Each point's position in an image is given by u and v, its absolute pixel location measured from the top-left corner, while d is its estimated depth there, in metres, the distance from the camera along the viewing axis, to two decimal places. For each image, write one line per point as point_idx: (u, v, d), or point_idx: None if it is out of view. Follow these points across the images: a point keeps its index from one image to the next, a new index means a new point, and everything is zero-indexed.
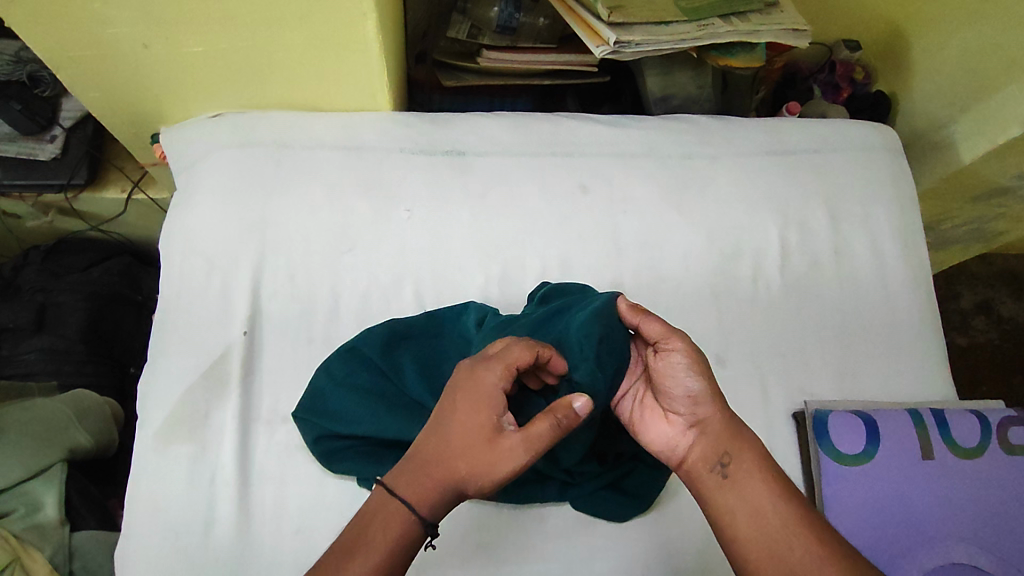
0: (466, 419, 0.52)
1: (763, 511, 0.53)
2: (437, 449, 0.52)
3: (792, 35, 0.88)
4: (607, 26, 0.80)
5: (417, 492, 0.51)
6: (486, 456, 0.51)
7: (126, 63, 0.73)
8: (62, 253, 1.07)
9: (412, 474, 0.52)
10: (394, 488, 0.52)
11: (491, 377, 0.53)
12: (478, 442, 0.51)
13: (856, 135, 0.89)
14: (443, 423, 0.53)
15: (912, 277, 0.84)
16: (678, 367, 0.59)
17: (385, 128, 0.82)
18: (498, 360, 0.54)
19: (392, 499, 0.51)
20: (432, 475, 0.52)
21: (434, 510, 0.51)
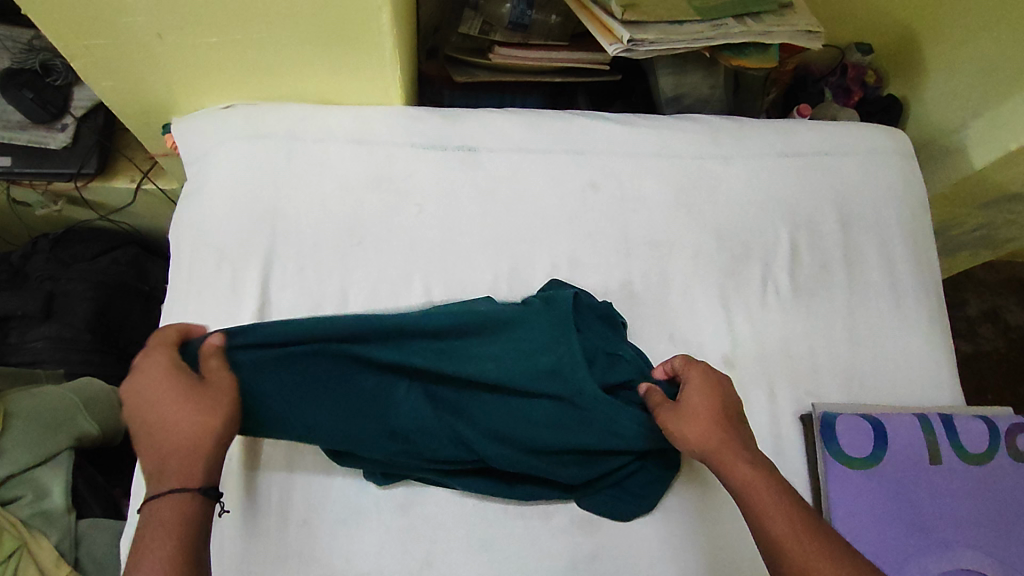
0: (158, 399, 0.52)
1: (770, 523, 0.52)
2: (155, 435, 0.51)
3: (806, 37, 0.87)
4: (621, 24, 0.80)
5: (172, 476, 0.49)
6: (202, 408, 0.52)
7: (140, 53, 0.73)
8: (70, 242, 1.08)
9: (160, 470, 0.50)
10: (153, 499, 0.49)
11: (165, 355, 0.55)
12: (180, 405, 0.51)
13: (868, 138, 0.89)
14: (142, 411, 0.52)
15: (921, 281, 0.84)
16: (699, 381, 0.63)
17: (396, 122, 0.82)
18: (157, 345, 0.56)
19: (157, 503, 0.48)
20: (165, 453, 0.50)
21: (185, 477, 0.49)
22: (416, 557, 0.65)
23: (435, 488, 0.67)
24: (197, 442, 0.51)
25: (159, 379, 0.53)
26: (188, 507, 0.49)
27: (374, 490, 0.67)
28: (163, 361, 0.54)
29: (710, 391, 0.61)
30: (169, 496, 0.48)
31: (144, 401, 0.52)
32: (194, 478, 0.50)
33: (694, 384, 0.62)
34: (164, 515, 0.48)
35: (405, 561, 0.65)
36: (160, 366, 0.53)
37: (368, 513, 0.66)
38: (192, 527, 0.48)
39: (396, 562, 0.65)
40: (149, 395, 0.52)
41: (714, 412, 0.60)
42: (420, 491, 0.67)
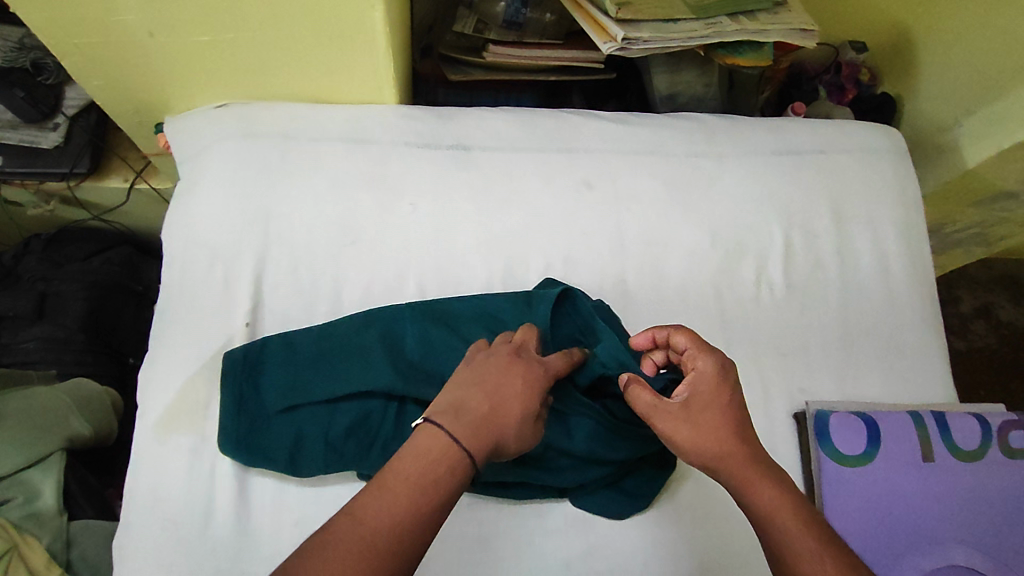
0: (510, 380, 0.52)
1: (795, 553, 0.47)
2: (499, 405, 0.50)
3: (800, 35, 0.87)
4: (615, 22, 0.80)
5: (466, 436, 0.48)
6: (531, 396, 0.52)
7: (131, 51, 0.72)
8: (63, 242, 1.07)
9: (463, 411, 0.49)
10: (442, 437, 0.47)
11: (512, 344, 0.56)
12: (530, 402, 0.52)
13: (862, 137, 0.89)
14: (469, 372, 0.53)
15: (914, 279, 0.84)
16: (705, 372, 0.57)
17: (390, 121, 0.82)
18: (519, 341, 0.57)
19: (451, 447, 0.47)
20: (492, 425, 0.49)
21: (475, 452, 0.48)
22: None
23: None
24: (512, 416, 0.51)
25: (508, 358, 0.54)
26: (467, 461, 0.47)
27: None
28: (516, 350, 0.55)
29: (719, 391, 0.55)
30: (452, 441, 0.48)
31: (477, 368, 0.53)
32: (490, 441, 0.49)
33: (702, 383, 0.56)
34: (433, 454, 0.47)
35: None
36: (512, 363, 0.53)
37: None
38: (444, 490, 0.46)
39: None
40: (498, 370, 0.53)
41: (725, 421, 0.54)
42: None
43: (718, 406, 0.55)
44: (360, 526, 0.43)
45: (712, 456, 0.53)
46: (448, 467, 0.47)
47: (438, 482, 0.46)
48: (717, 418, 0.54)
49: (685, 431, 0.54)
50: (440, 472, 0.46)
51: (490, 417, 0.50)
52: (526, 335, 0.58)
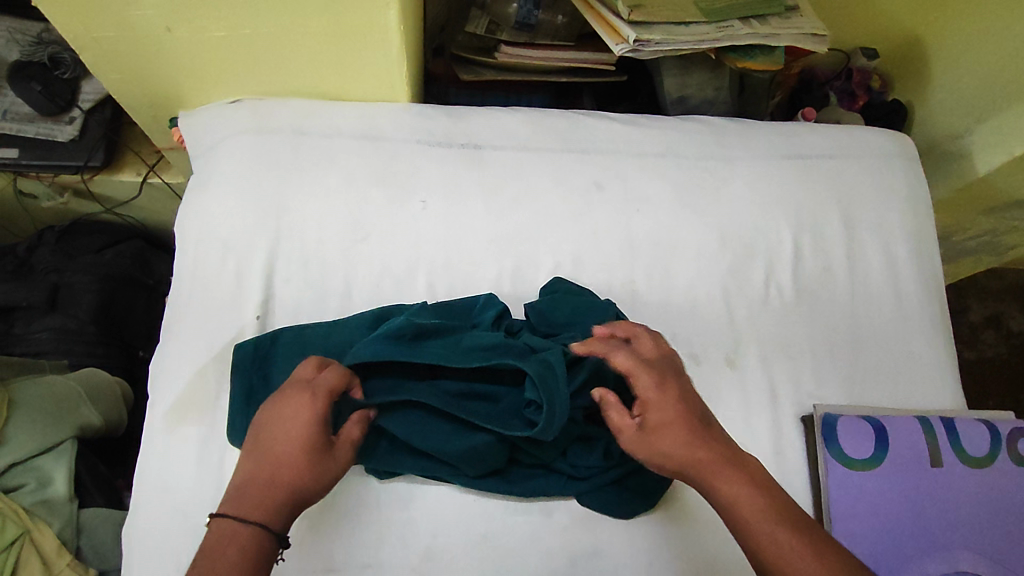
0: (281, 436, 0.55)
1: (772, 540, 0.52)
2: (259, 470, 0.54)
3: (811, 40, 0.88)
4: (627, 24, 0.80)
5: (252, 512, 0.52)
6: (319, 467, 0.55)
7: (149, 46, 0.73)
8: (76, 235, 1.08)
9: (243, 498, 0.53)
10: (236, 516, 0.52)
11: (313, 400, 0.57)
12: (305, 459, 0.55)
13: (873, 142, 0.89)
14: (268, 447, 0.55)
15: (924, 285, 0.84)
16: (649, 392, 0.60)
17: (403, 119, 0.82)
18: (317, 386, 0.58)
19: (240, 526, 0.51)
20: (266, 494, 0.53)
21: (279, 521, 0.53)
22: (416, 551, 0.65)
23: (436, 483, 0.67)
24: (293, 489, 0.54)
25: (297, 428, 0.55)
26: (262, 545, 0.51)
27: (375, 483, 0.67)
28: (315, 410, 0.56)
29: (667, 406, 0.59)
30: (244, 531, 0.51)
31: (269, 444, 0.55)
32: (270, 519, 0.52)
33: (652, 405, 0.60)
34: (229, 545, 0.50)
35: (405, 554, 0.65)
36: (295, 416, 0.56)
37: (368, 506, 0.66)
38: (257, 562, 0.50)
39: (396, 556, 0.65)
40: (281, 445, 0.55)
41: (686, 425, 0.58)
42: (421, 486, 0.67)
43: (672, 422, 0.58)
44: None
45: (685, 460, 0.57)
46: (245, 558, 0.50)
47: (245, 572, 0.49)
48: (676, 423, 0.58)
49: (654, 443, 0.58)
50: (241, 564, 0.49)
51: (281, 500, 0.53)
52: (329, 387, 0.58)
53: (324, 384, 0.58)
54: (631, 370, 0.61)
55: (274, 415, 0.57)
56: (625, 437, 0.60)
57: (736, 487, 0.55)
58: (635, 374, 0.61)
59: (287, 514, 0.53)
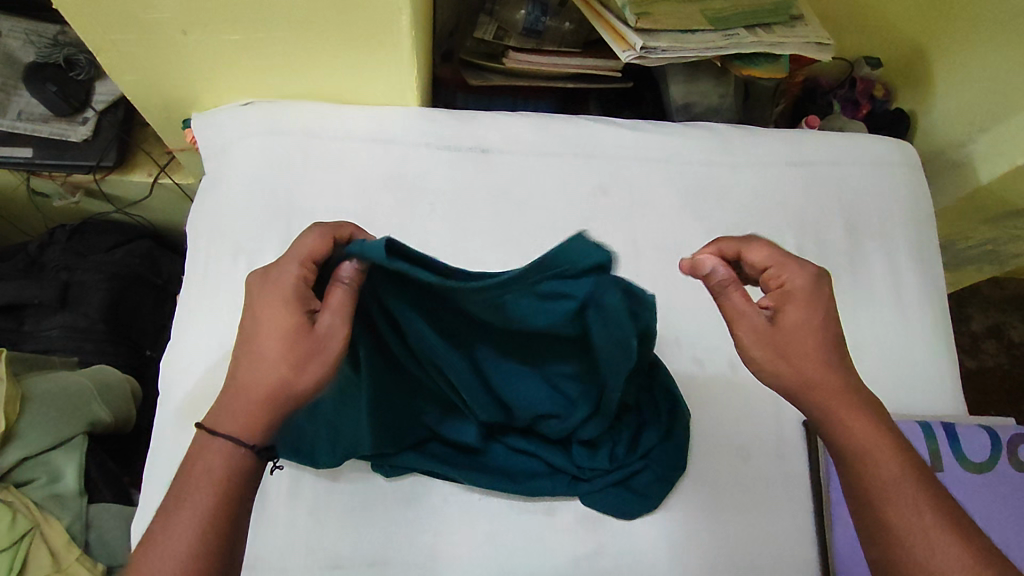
0: (265, 324, 0.53)
1: (885, 475, 0.54)
2: (246, 365, 0.53)
3: (816, 48, 0.88)
4: (634, 32, 0.81)
5: (234, 413, 0.51)
6: (297, 352, 0.52)
7: (165, 48, 0.75)
8: (86, 234, 1.10)
9: (227, 399, 0.52)
10: (216, 419, 0.52)
11: (289, 272, 0.53)
12: (285, 343, 0.52)
13: (877, 151, 0.90)
14: (251, 336, 0.53)
15: (926, 292, 0.84)
16: (797, 290, 0.58)
17: (412, 123, 0.84)
18: (293, 258, 0.53)
19: (219, 430, 0.51)
20: (249, 391, 0.52)
21: (262, 421, 0.51)
22: (421, 549, 0.66)
23: (441, 482, 0.68)
24: (272, 383, 0.51)
25: (272, 314, 0.52)
26: (237, 453, 0.51)
27: (381, 482, 0.67)
28: (287, 285, 0.53)
29: (805, 308, 0.58)
30: (220, 436, 0.51)
31: (251, 336, 0.53)
32: (247, 420, 0.51)
33: (793, 296, 0.58)
34: (208, 452, 0.51)
35: (410, 552, 0.66)
36: (278, 298, 0.53)
37: (375, 503, 0.67)
38: (239, 467, 0.51)
39: (402, 553, 0.65)
40: (260, 334, 0.53)
41: (818, 340, 0.57)
42: (426, 485, 0.68)
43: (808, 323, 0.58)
44: (158, 546, 0.47)
45: (804, 380, 0.57)
46: (219, 466, 0.50)
47: (224, 476, 0.50)
48: (809, 346, 0.57)
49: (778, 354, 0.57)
50: (215, 473, 0.50)
51: (258, 398, 0.52)
52: (309, 253, 0.53)
53: (299, 253, 0.53)
54: (778, 269, 0.59)
55: (258, 298, 0.54)
56: (746, 321, 0.57)
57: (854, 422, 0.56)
58: (778, 268, 0.59)
59: (270, 409, 0.52)
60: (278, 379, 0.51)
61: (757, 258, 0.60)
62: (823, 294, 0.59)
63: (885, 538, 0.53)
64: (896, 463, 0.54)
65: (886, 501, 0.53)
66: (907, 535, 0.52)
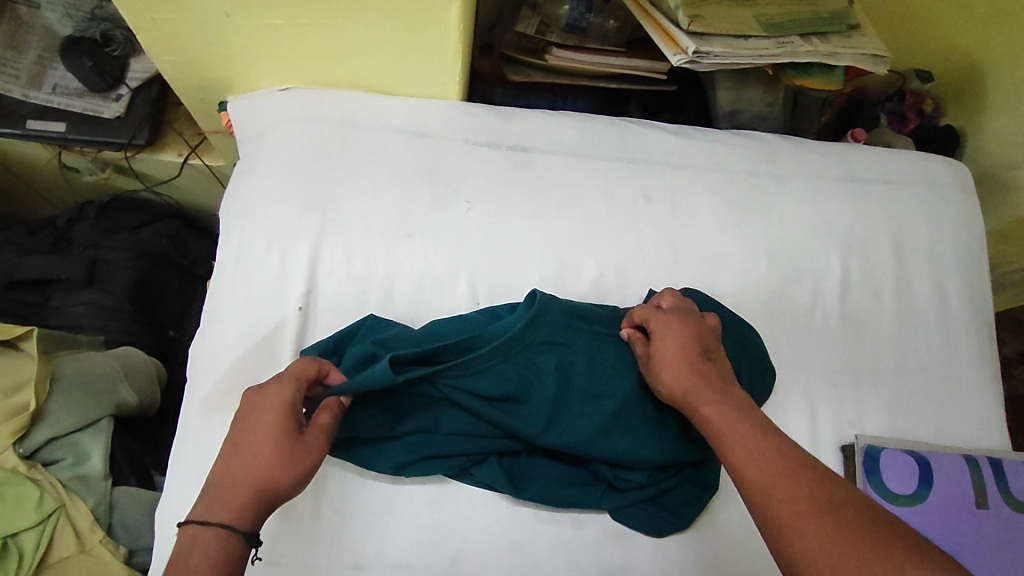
0: (258, 432, 0.54)
1: (752, 473, 0.51)
2: (238, 467, 0.53)
3: (870, 61, 0.86)
4: (686, 34, 0.79)
5: (224, 512, 0.51)
6: (294, 455, 0.54)
7: (206, 29, 0.73)
8: (114, 211, 1.09)
9: (214, 499, 0.51)
10: (205, 517, 0.50)
11: (282, 390, 0.56)
12: (281, 448, 0.53)
13: (930, 169, 0.87)
14: (236, 444, 0.54)
15: (973, 318, 0.82)
16: (660, 326, 0.64)
17: (452, 118, 0.82)
18: (286, 375, 0.57)
19: (211, 528, 0.50)
20: (239, 490, 0.52)
21: (253, 521, 0.51)
22: (445, 555, 0.65)
23: (469, 487, 0.67)
24: (264, 484, 0.52)
25: (265, 421, 0.54)
26: (233, 545, 0.50)
27: (408, 484, 0.66)
28: (282, 398, 0.55)
29: (674, 348, 0.62)
30: (214, 533, 0.50)
31: (236, 442, 0.54)
32: (240, 518, 0.51)
33: (658, 341, 0.63)
34: (201, 548, 0.49)
35: (435, 557, 0.64)
36: (270, 408, 0.55)
37: (401, 506, 0.66)
38: (233, 563, 0.50)
39: (427, 560, 0.64)
40: (249, 443, 0.53)
41: (683, 367, 0.60)
42: (455, 489, 0.67)
43: (677, 355, 0.61)
44: None
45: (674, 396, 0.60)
46: (214, 562, 0.48)
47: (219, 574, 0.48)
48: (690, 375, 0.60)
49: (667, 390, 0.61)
50: (215, 568, 0.48)
51: (254, 500, 0.52)
52: (299, 373, 0.58)
53: (292, 370, 0.57)
54: (648, 319, 0.65)
55: (242, 413, 0.55)
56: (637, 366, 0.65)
57: (722, 421, 0.56)
58: (650, 317, 0.65)
59: (263, 509, 0.52)
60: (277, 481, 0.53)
61: (640, 315, 0.67)
62: (683, 330, 0.63)
63: (775, 522, 0.48)
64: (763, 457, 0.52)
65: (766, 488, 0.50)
66: (787, 526, 0.47)
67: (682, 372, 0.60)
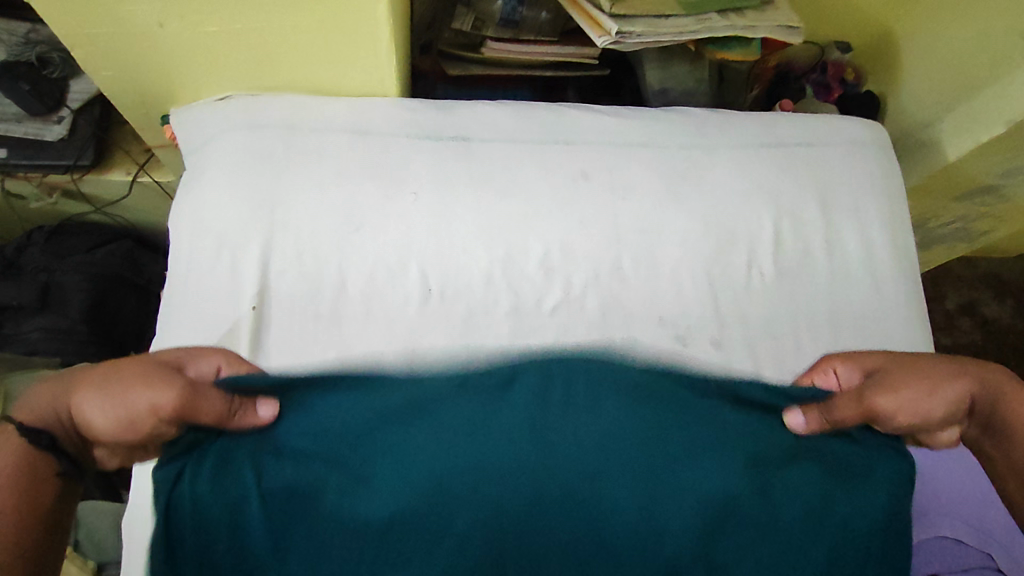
0: (129, 375, 0.53)
1: None
2: (99, 379, 0.53)
3: (786, 32, 0.91)
4: (609, 17, 0.83)
5: (30, 421, 0.51)
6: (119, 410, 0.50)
7: (141, 43, 0.75)
8: (63, 235, 1.08)
9: (35, 403, 0.52)
10: (18, 420, 0.52)
11: (204, 367, 0.56)
12: (116, 399, 0.51)
13: (848, 131, 0.94)
14: (105, 371, 0.54)
15: (899, 265, 0.88)
16: (849, 376, 0.62)
17: (394, 114, 0.84)
18: (209, 365, 0.56)
19: (13, 432, 0.51)
20: (57, 400, 0.52)
21: (43, 430, 0.51)
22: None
23: None
24: (83, 414, 0.51)
25: (137, 366, 0.54)
26: (20, 457, 0.51)
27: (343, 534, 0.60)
28: (160, 364, 0.53)
29: (893, 360, 0.60)
30: (12, 436, 0.51)
31: (108, 367, 0.55)
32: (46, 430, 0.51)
33: (881, 362, 0.61)
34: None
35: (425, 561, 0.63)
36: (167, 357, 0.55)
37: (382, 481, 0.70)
38: (13, 486, 0.50)
39: None
40: (113, 369, 0.54)
41: (917, 369, 0.58)
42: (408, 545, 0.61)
43: (913, 364, 0.59)
44: None
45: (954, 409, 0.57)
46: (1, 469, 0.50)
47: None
48: (928, 369, 0.58)
49: (925, 411, 0.55)
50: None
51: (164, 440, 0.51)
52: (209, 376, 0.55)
53: (208, 365, 0.56)
54: (826, 380, 0.63)
55: (162, 356, 0.56)
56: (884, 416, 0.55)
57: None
58: (825, 378, 0.63)
59: (62, 426, 0.52)
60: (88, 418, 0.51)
61: (813, 380, 0.63)
62: (880, 356, 0.62)
63: None
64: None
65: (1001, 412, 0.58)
66: None
67: (935, 377, 0.57)
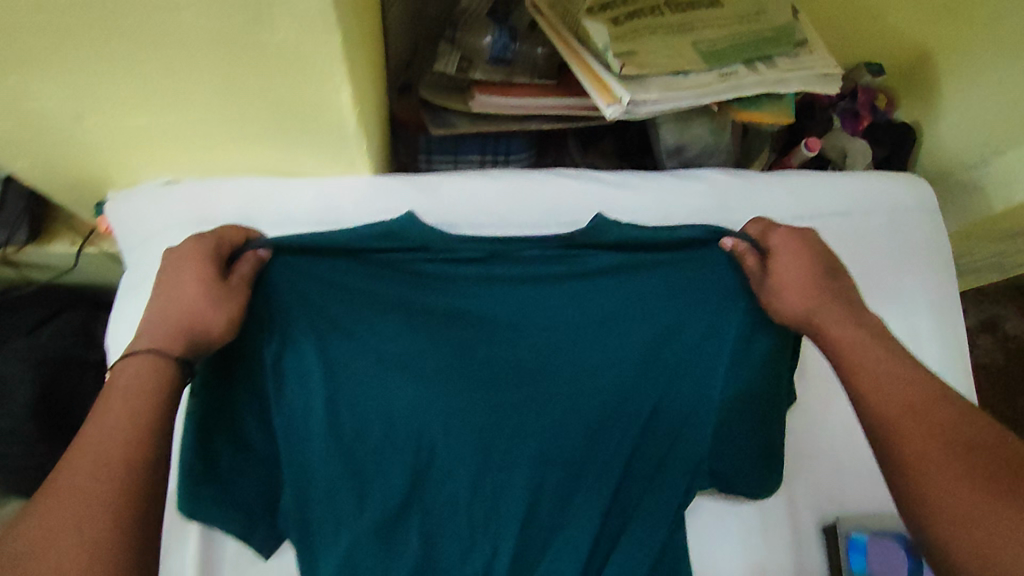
0: (184, 270, 0.57)
1: (888, 412, 0.52)
2: (165, 304, 0.56)
3: (822, 82, 0.80)
4: (618, 80, 0.71)
5: (166, 348, 0.53)
6: (217, 294, 0.55)
7: (58, 134, 0.62)
8: (6, 312, 0.97)
9: (146, 345, 0.54)
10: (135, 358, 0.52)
11: (206, 242, 0.59)
12: (202, 287, 0.55)
13: (889, 195, 0.83)
14: (167, 287, 0.56)
15: (946, 356, 0.78)
16: (783, 247, 0.62)
17: (367, 198, 0.73)
18: (216, 236, 0.61)
19: (161, 361, 0.52)
20: (169, 324, 0.54)
21: (179, 351, 0.53)
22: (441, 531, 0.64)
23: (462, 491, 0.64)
24: (190, 317, 0.55)
25: (187, 265, 0.57)
26: (163, 369, 0.52)
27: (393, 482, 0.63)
28: (203, 248, 0.59)
29: (802, 258, 0.62)
30: (147, 361, 0.52)
31: (163, 285, 0.57)
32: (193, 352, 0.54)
33: (793, 252, 0.62)
34: (135, 379, 0.51)
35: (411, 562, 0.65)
36: (197, 251, 0.58)
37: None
38: (163, 400, 0.50)
39: None
40: (174, 283, 0.56)
41: (809, 282, 0.61)
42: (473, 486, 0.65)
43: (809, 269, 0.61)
44: (74, 480, 0.44)
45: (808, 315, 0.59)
46: (146, 389, 0.50)
47: (145, 410, 0.49)
48: (813, 284, 0.60)
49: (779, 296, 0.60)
50: (134, 423, 0.48)
51: (226, 321, 0.55)
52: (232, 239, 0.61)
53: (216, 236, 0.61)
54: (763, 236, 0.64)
55: (172, 255, 0.58)
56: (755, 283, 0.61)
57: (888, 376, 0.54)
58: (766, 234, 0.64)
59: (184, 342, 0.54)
60: (204, 320, 0.54)
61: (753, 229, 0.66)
62: (808, 246, 0.63)
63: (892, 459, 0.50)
64: (914, 391, 0.52)
65: (893, 424, 0.51)
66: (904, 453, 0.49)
67: (813, 288, 0.60)
